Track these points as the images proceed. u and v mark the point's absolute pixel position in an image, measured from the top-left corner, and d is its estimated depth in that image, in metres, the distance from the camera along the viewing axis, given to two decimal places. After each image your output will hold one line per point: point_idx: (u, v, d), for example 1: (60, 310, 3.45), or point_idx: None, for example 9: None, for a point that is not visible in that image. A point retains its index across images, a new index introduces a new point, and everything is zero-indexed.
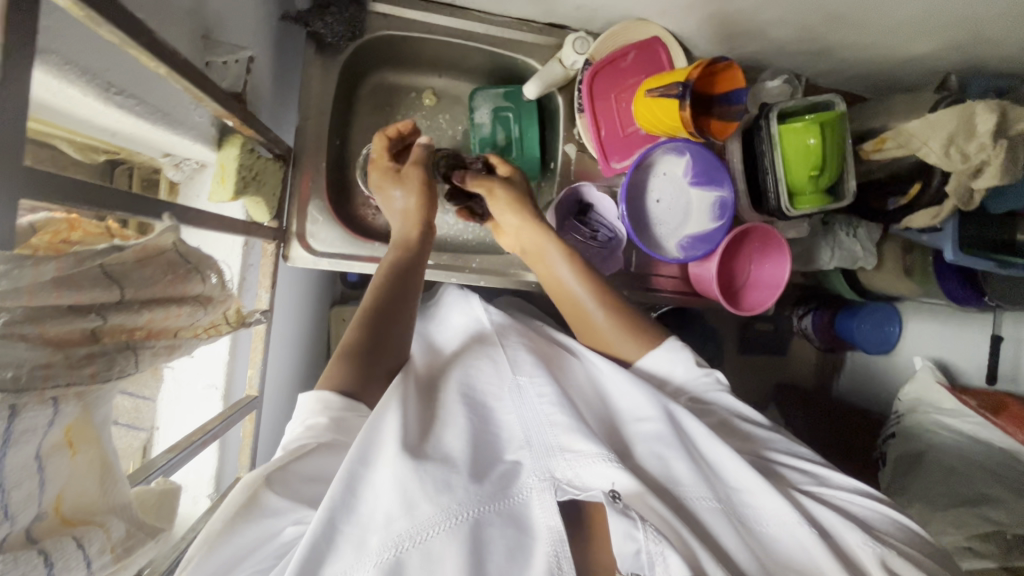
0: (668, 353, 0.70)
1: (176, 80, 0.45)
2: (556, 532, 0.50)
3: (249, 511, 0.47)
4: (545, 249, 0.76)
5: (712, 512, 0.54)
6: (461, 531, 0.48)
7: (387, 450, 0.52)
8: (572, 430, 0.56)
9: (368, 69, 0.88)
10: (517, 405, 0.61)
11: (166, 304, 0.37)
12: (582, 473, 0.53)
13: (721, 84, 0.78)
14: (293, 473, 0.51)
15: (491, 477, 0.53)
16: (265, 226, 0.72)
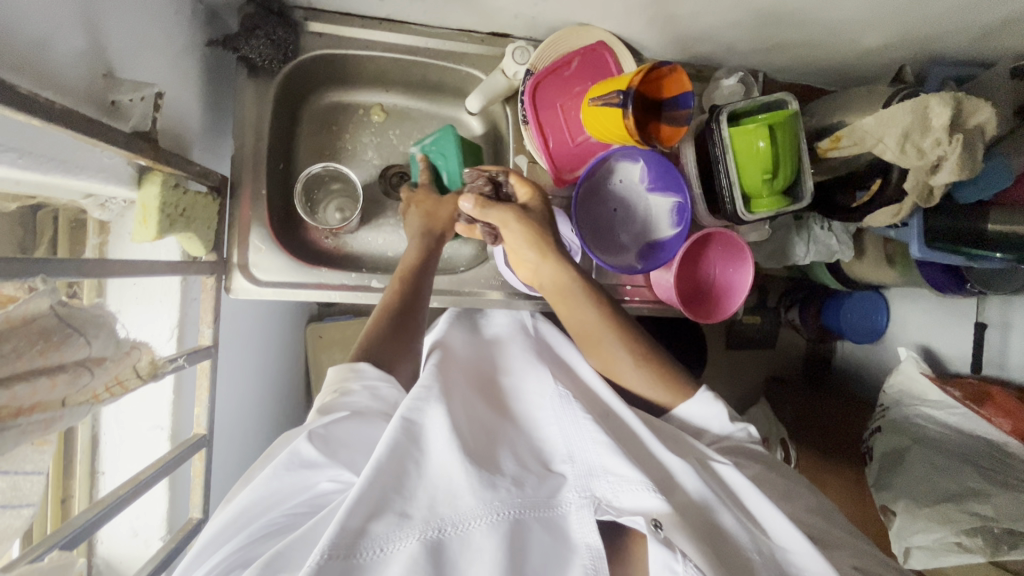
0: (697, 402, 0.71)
1: (58, 129, 0.43)
2: (596, 549, 0.51)
3: (289, 459, 0.51)
4: (567, 290, 0.72)
5: (751, 559, 0.56)
6: (504, 527, 0.50)
7: (442, 439, 0.55)
8: (614, 451, 0.58)
9: (310, 90, 0.86)
10: (559, 410, 0.64)
11: (35, 377, 0.35)
12: (624, 498, 0.56)
13: (667, 88, 0.75)
14: (332, 435, 0.53)
15: (534, 483, 0.56)
16: (201, 260, 0.70)
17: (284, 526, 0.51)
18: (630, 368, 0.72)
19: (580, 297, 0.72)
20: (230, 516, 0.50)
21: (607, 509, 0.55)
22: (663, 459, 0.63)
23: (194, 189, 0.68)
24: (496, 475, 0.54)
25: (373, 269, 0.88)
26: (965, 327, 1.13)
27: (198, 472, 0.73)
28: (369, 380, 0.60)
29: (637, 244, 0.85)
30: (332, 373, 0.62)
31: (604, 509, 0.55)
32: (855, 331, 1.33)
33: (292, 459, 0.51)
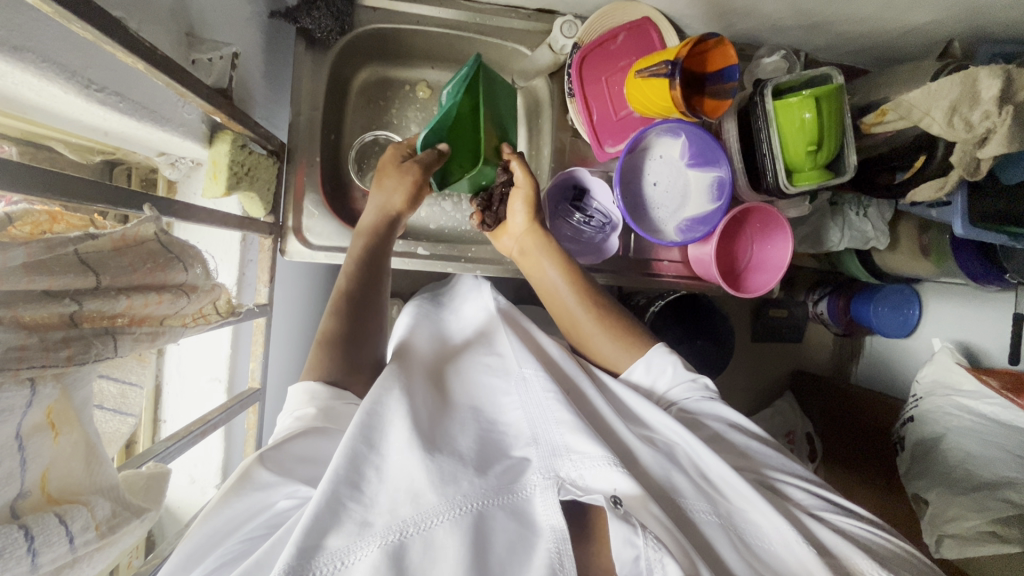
0: (654, 358, 0.72)
1: (156, 76, 0.46)
2: (560, 532, 0.52)
3: (241, 485, 0.51)
4: (537, 258, 0.79)
5: (710, 526, 0.56)
6: (465, 521, 0.52)
7: (399, 439, 0.56)
8: (577, 430, 0.59)
9: (361, 64, 0.89)
10: (522, 400, 0.65)
11: (147, 291, 0.38)
12: (586, 475, 0.56)
13: (712, 62, 0.76)
14: (284, 453, 0.54)
15: (496, 471, 0.57)
16: (260, 220, 0.72)
17: (246, 548, 0.53)
18: (595, 331, 0.76)
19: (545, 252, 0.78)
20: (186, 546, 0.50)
21: (570, 489, 0.55)
22: (625, 433, 0.63)
23: (258, 151, 0.71)
24: (458, 469, 0.56)
25: (416, 239, 0.91)
26: (1003, 319, 1.11)
27: (251, 426, 0.76)
28: (322, 400, 0.60)
29: (678, 218, 0.84)
30: (294, 392, 0.62)
31: (567, 489, 0.55)
32: (887, 325, 1.27)
33: (244, 484, 0.51)
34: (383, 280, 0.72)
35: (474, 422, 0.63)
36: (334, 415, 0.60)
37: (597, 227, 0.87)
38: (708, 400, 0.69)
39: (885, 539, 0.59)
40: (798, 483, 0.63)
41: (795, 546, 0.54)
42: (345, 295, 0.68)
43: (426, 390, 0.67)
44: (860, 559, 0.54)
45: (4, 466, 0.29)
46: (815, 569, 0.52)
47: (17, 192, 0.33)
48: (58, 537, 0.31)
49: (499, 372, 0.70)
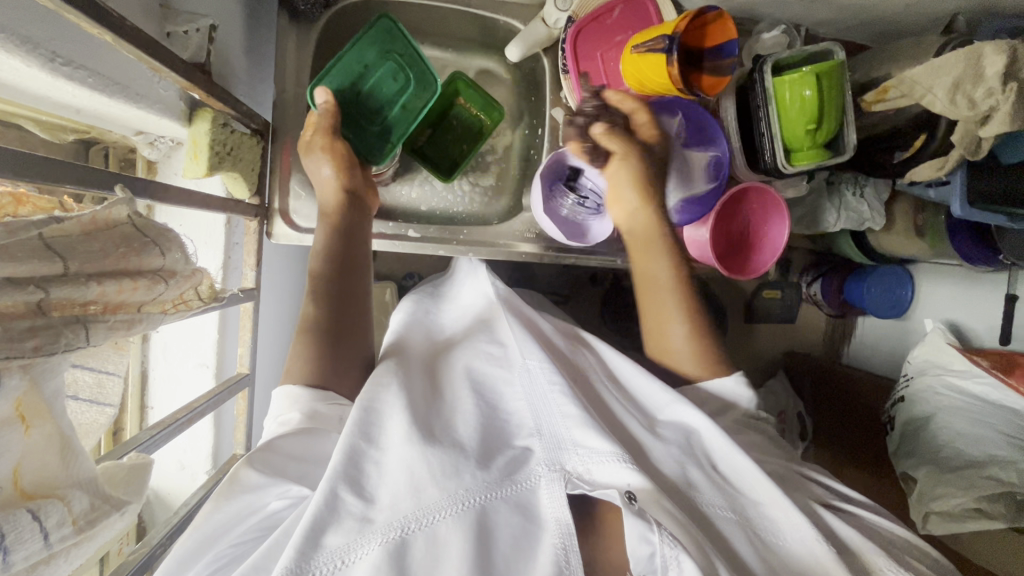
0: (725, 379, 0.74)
1: (126, 49, 0.44)
2: (565, 526, 0.52)
3: (230, 488, 0.51)
4: (654, 240, 0.80)
5: (726, 521, 0.58)
6: (468, 516, 0.52)
7: (398, 433, 0.56)
8: (583, 424, 0.59)
9: (347, 38, 0.85)
10: (526, 390, 0.64)
11: (122, 277, 0.36)
12: (593, 469, 0.56)
13: (711, 37, 0.74)
14: (273, 453, 0.55)
15: (499, 464, 0.57)
16: (245, 201, 0.70)
17: (240, 551, 0.53)
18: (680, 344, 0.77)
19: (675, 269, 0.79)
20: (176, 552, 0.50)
21: (577, 483, 0.56)
22: (642, 430, 0.64)
23: (240, 130, 0.68)
24: (460, 461, 0.55)
25: (407, 221, 0.89)
26: (995, 300, 1.12)
27: (240, 411, 0.75)
28: (304, 403, 0.58)
29: (671, 200, 0.83)
30: (276, 395, 0.60)
31: (574, 483, 0.56)
32: (880, 306, 1.28)
33: (232, 486, 0.51)
34: (360, 269, 0.70)
35: (477, 408, 0.63)
36: (322, 417, 0.58)
37: (591, 210, 0.83)
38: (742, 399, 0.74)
39: (881, 523, 0.64)
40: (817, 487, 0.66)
41: (814, 545, 0.56)
42: (324, 284, 0.66)
43: (424, 383, 0.66)
44: (879, 559, 0.57)
45: None
46: (830, 565, 0.54)
47: None
48: (31, 533, 0.30)
49: (501, 360, 0.69)
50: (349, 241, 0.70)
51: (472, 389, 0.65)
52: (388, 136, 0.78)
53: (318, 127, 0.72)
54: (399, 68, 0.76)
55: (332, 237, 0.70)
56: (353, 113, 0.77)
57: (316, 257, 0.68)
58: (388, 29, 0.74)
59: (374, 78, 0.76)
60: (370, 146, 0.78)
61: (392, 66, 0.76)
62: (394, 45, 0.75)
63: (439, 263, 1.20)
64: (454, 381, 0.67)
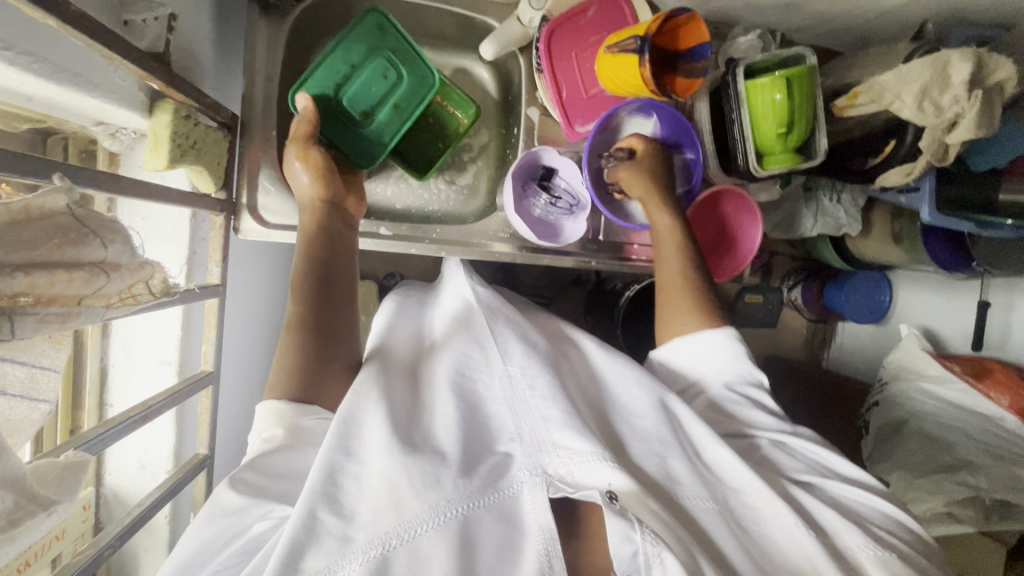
0: (720, 340, 0.70)
1: (73, 35, 0.43)
2: (548, 531, 0.52)
3: (211, 510, 0.50)
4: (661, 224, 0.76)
5: (707, 513, 0.57)
6: (451, 528, 0.51)
7: (377, 443, 0.55)
8: (566, 427, 0.58)
9: (321, 34, 0.84)
10: (506, 395, 0.63)
11: (54, 269, 0.35)
12: (576, 472, 0.56)
13: (685, 38, 0.74)
14: (260, 474, 0.54)
15: (481, 472, 0.56)
16: (210, 195, 0.69)
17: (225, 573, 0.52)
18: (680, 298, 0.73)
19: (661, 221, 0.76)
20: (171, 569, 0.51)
21: (560, 486, 0.55)
22: (628, 423, 0.64)
23: (205, 123, 0.67)
24: (440, 470, 0.55)
25: (381, 219, 0.88)
26: (968, 307, 1.13)
27: (204, 411, 0.73)
28: (288, 418, 0.56)
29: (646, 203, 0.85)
30: (258, 411, 0.57)
31: (557, 486, 0.55)
32: (859, 310, 1.27)
33: (214, 509, 0.50)
34: (344, 266, 0.67)
35: (458, 410, 0.62)
36: (303, 434, 0.56)
37: (564, 210, 0.83)
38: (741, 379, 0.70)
39: (871, 505, 0.62)
40: (790, 450, 0.67)
41: (795, 531, 0.57)
42: (305, 288, 0.63)
43: (406, 388, 0.65)
44: (853, 538, 0.58)
45: None
46: (815, 557, 0.55)
47: None
48: None
49: (482, 363, 0.67)
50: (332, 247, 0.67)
51: (449, 388, 0.64)
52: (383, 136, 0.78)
53: (296, 136, 0.71)
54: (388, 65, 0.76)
55: (314, 246, 0.66)
56: (339, 116, 0.77)
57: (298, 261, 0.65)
58: (377, 25, 0.75)
59: (365, 77, 0.76)
60: (360, 145, 0.78)
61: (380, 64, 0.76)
62: (384, 43, 0.75)
63: (418, 263, 1.19)
64: (433, 383, 0.66)
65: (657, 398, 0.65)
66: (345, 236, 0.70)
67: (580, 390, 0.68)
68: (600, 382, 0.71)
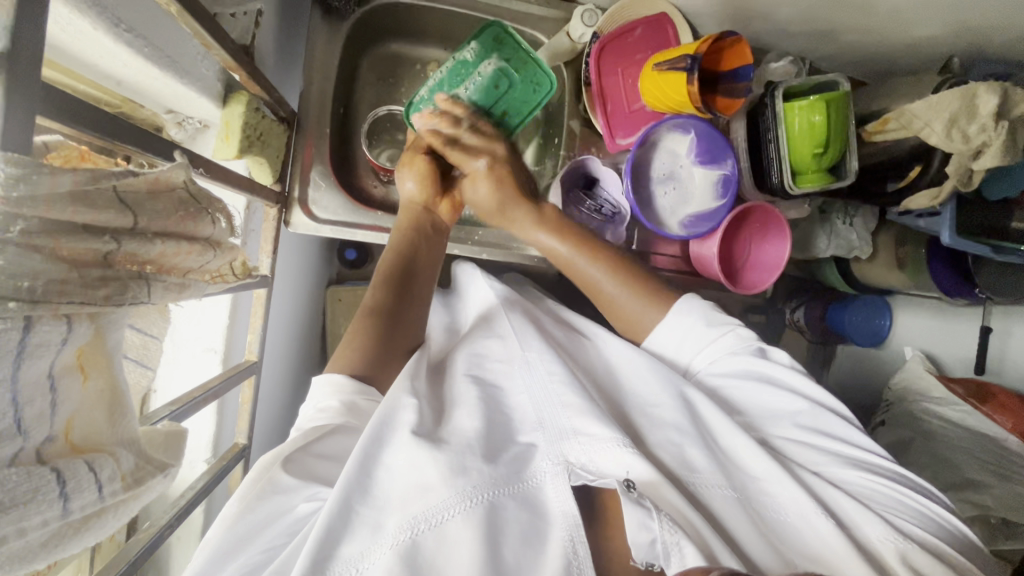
0: (682, 311, 0.70)
1: (185, 21, 0.44)
2: (572, 518, 0.52)
3: (263, 488, 0.51)
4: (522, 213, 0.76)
5: (724, 501, 0.56)
6: (478, 513, 0.51)
7: (403, 431, 0.56)
8: (584, 412, 0.59)
9: (374, 39, 0.87)
10: (527, 384, 0.65)
11: (179, 240, 0.36)
12: (597, 458, 0.56)
13: (728, 60, 0.77)
14: (309, 455, 0.55)
15: (505, 459, 0.56)
16: (267, 187, 0.70)
17: (267, 559, 0.51)
18: (620, 297, 0.72)
19: (525, 225, 0.76)
20: (202, 554, 0.49)
21: (581, 473, 0.55)
22: (644, 413, 0.63)
23: (270, 117, 0.69)
24: (466, 456, 0.55)
25: None
26: (969, 331, 1.16)
27: (245, 400, 0.73)
28: (345, 394, 0.59)
29: (679, 214, 0.85)
30: (317, 382, 0.60)
31: (577, 474, 0.55)
32: (860, 333, 1.28)
33: (266, 486, 0.51)
34: (423, 263, 0.72)
35: (480, 397, 0.63)
36: (358, 412, 0.59)
37: (606, 217, 0.87)
38: (745, 357, 0.67)
39: (901, 496, 0.58)
40: (816, 445, 0.62)
41: (812, 518, 0.55)
42: (385, 282, 0.68)
43: (429, 379, 0.67)
44: (872, 528, 0.54)
45: (37, 406, 0.27)
46: (837, 546, 0.52)
47: (64, 124, 0.31)
48: (88, 483, 0.29)
49: (503, 354, 0.70)
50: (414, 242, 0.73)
51: (473, 381, 0.65)
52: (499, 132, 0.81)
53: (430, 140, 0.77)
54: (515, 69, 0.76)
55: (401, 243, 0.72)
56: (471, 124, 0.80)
57: (381, 259, 0.71)
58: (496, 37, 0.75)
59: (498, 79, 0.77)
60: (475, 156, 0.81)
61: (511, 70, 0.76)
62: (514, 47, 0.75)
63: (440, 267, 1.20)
64: (455, 375, 0.67)
65: (678, 393, 0.63)
66: (435, 240, 0.76)
67: (596, 381, 0.68)
68: (609, 367, 0.71)
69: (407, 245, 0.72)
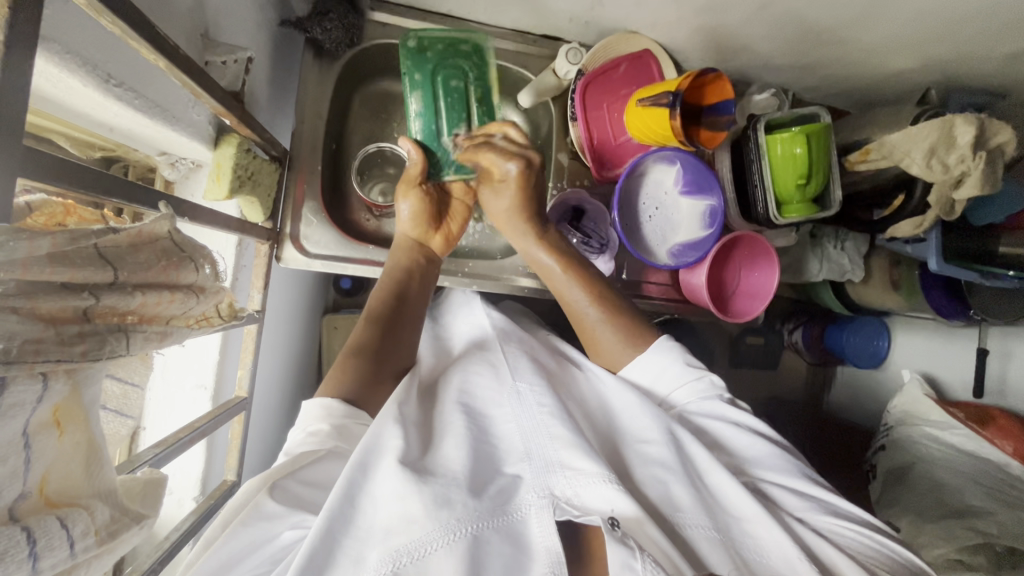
0: (658, 356, 0.70)
1: (176, 75, 0.46)
2: (555, 554, 0.50)
3: (248, 515, 0.50)
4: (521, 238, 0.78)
5: (709, 544, 0.54)
6: (461, 546, 0.49)
7: (389, 462, 0.55)
8: (573, 446, 0.58)
9: (366, 78, 0.90)
10: (517, 413, 0.63)
11: (161, 290, 0.37)
12: (582, 493, 0.55)
13: (710, 94, 0.79)
14: (292, 482, 0.54)
15: (490, 492, 0.55)
16: (259, 225, 0.72)
17: None
18: (603, 330, 0.73)
19: (528, 241, 0.78)
20: None
21: (566, 508, 0.54)
22: (633, 448, 0.62)
23: (261, 156, 0.71)
24: (451, 488, 0.53)
25: None
26: (966, 353, 1.15)
27: (235, 435, 0.73)
28: (337, 417, 0.59)
29: (668, 243, 0.85)
30: (308, 405, 0.60)
31: (563, 509, 0.54)
32: (858, 354, 1.32)
33: (250, 513, 0.50)
34: (416, 295, 0.74)
35: (468, 427, 0.62)
36: (347, 436, 0.59)
37: (595, 249, 0.87)
38: (712, 400, 0.67)
39: (874, 542, 0.57)
40: (792, 487, 0.61)
41: (796, 564, 0.52)
42: (374, 319, 0.68)
43: (419, 406, 0.66)
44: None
45: (10, 464, 0.28)
46: None
47: (51, 184, 0.33)
48: (60, 540, 0.29)
49: (494, 383, 0.69)
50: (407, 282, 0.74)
51: (464, 411, 0.64)
52: (482, 97, 0.79)
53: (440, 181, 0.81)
54: (449, 64, 0.77)
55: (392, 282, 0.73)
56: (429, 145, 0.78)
57: (374, 290, 0.72)
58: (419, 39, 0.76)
59: (438, 90, 0.77)
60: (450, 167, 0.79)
61: (442, 71, 0.77)
62: (426, 60, 0.76)
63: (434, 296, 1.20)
64: (446, 404, 0.66)
65: (666, 430, 0.61)
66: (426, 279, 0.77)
67: (587, 415, 0.67)
68: (600, 395, 0.70)
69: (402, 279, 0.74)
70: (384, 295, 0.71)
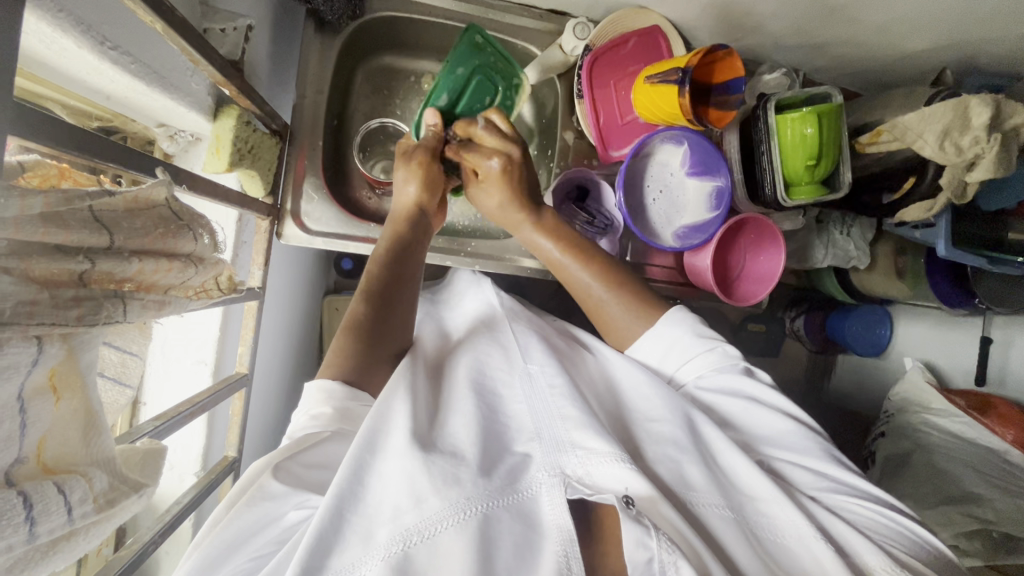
0: (670, 336, 0.69)
1: (172, 41, 0.45)
2: (566, 532, 0.50)
3: (253, 495, 0.49)
4: (522, 230, 0.76)
5: (723, 522, 0.54)
6: (471, 525, 0.49)
7: (399, 441, 0.54)
8: (583, 426, 0.57)
9: (369, 52, 0.88)
10: (526, 395, 0.63)
11: (158, 257, 0.36)
12: (594, 472, 0.54)
13: (720, 72, 0.77)
14: (297, 463, 0.53)
15: (499, 471, 0.54)
16: (259, 200, 0.70)
17: (258, 564, 0.51)
18: (614, 309, 0.72)
19: (528, 231, 0.76)
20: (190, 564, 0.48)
21: (577, 487, 0.53)
22: (644, 428, 0.61)
23: (261, 130, 0.69)
24: (459, 467, 0.53)
25: None
26: (970, 343, 1.14)
27: (236, 412, 0.73)
28: (338, 400, 0.57)
29: (673, 225, 0.84)
30: (308, 389, 0.58)
31: (574, 487, 0.53)
32: (859, 342, 1.29)
33: (255, 494, 0.49)
34: (410, 264, 0.69)
35: (477, 407, 0.61)
36: (351, 418, 0.58)
37: (598, 229, 0.86)
38: (730, 374, 0.66)
39: (888, 520, 0.56)
40: (807, 466, 0.61)
41: (812, 543, 0.52)
42: (369, 291, 0.64)
43: (428, 385, 0.65)
44: (872, 556, 0.52)
45: (4, 428, 0.27)
46: (827, 562, 0.51)
47: (45, 144, 0.32)
48: (56, 506, 0.29)
49: (502, 365, 0.68)
50: (404, 249, 0.69)
51: (472, 390, 0.63)
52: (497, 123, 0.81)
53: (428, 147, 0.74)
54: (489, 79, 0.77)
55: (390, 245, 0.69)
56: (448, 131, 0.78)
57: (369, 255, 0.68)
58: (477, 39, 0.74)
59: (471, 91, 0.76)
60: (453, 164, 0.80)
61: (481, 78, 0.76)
62: (482, 59, 0.74)
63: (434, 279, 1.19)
64: (455, 384, 0.65)
65: (679, 412, 0.61)
66: (420, 244, 0.72)
67: (597, 397, 0.67)
68: (609, 377, 0.70)
69: (399, 246, 0.69)
70: (381, 262, 0.67)
